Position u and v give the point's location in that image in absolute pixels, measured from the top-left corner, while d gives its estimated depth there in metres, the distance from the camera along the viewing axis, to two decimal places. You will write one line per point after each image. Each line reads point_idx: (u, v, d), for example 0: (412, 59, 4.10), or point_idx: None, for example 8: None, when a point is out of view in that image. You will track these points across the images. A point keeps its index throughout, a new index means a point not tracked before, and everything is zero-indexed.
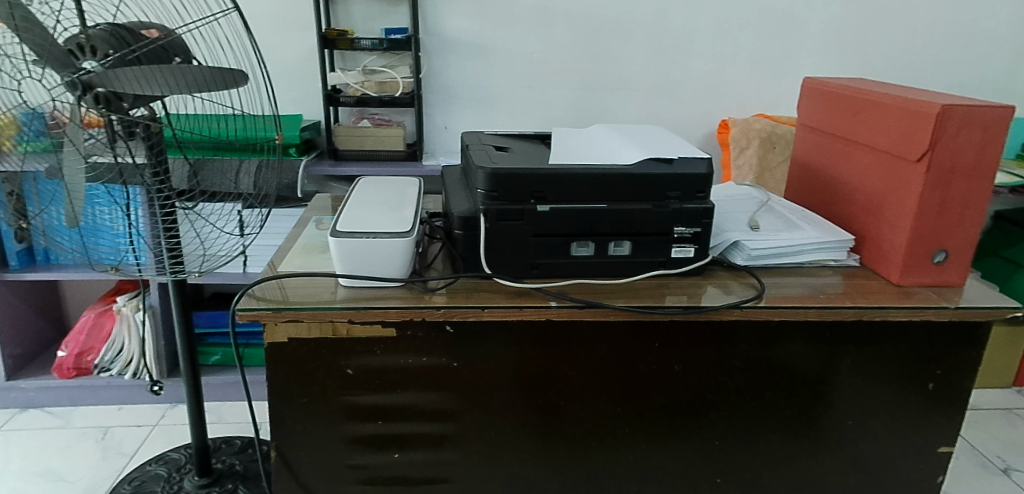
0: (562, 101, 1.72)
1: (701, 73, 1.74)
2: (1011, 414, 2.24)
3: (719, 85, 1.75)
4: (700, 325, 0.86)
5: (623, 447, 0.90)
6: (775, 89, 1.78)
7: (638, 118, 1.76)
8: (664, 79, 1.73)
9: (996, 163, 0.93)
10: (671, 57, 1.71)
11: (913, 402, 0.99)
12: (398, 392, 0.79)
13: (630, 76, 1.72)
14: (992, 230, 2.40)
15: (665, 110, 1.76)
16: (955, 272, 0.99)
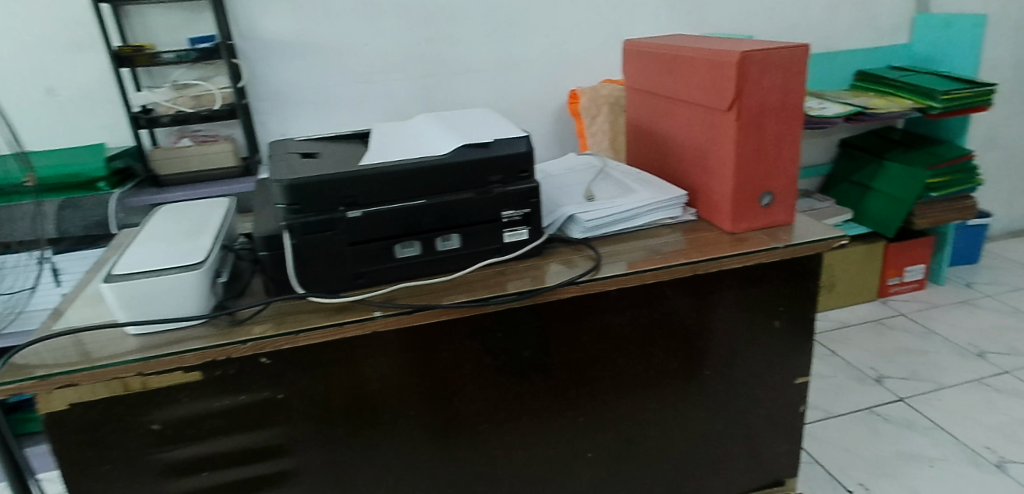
0: (403, 93, 1.67)
1: (543, 46, 1.73)
2: (878, 325, 2.43)
3: (562, 54, 1.75)
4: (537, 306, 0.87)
5: (487, 440, 0.92)
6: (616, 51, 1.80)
7: (485, 100, 1.73)
8: (506, 57, 1.71)
9: (801, 100, 0.98)
10: (509, 34, 1.69)
11: (767, 340, 1.04)
12: (249, 433, 0.80)
13: (470, 58, 1.68)
14: (839, 158, 2.57)
15: (511, 87, 1.74)
16: (783, 211, 1.05)
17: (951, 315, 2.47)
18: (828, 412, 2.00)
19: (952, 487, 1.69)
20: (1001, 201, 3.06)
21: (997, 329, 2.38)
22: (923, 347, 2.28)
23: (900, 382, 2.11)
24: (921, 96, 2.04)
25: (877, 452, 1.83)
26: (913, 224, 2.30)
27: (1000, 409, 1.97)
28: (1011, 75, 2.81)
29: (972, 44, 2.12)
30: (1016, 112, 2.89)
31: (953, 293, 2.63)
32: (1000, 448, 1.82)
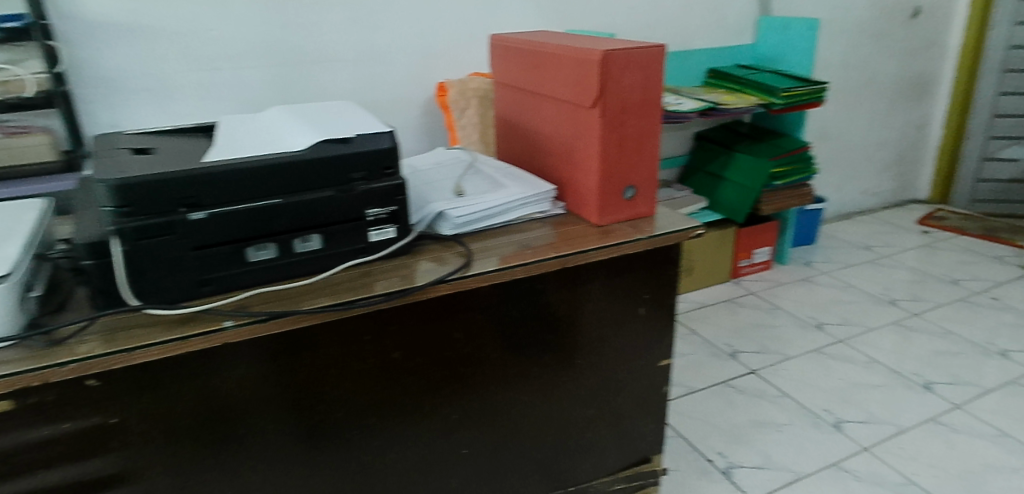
0: (255, 81, 1.57)
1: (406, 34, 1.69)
2: (733, 304, 2.63)
3: (429, 43, 1.73)
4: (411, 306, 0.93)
5: (359, 442, 0.98)
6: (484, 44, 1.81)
7: (349, 92, 1.67)
8: (371, 47, 1.65)
9: (659, 97, 1.08)
10: (373, 23, 1.64)
11: (634, 325, 1.17)
12: (74, 464, 0.82)
13: (332, 45, 1.61)
14: (694, 149, 2.74)
15: (377, 78, 1.69)
16: (644, 204, 1.17)
17: (793, 292, 2.73)
18: (690, 388, 2.14)
19: (797, 449, 1.88)
20: (832, 187, 3.41)
21: (831, 303, 2.66)
22: (771, 322, 2.51)
23: (752, 355, 2.31)
24: (765, 93, 2.26)
25: (734, 422, 1.99)
26: (760, 210, 2.50)
27: (835, 375, 2.21)
28: (838, 73, 3.13)
29: (808, 46, 2.36)
30: (843, 107, 3.22)
31: (794, 271, 2.91)
32: (835, 410, 2.05)
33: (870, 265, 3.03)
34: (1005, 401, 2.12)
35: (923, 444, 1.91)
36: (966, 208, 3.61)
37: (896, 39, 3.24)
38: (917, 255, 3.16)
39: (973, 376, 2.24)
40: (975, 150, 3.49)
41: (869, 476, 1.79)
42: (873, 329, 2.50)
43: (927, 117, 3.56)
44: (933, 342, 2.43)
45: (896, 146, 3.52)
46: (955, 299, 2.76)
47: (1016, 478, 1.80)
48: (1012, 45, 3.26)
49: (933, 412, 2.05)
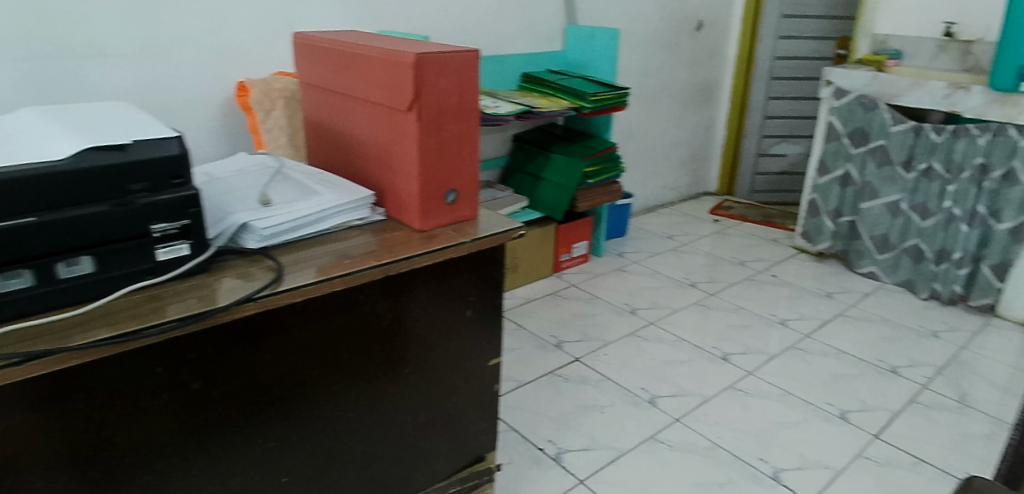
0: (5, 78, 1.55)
1: (195, 36, 1.78)
2: (555, 297, 2.76)
3: (213, 38, 1.81)
4: (216, 326, 0.98)
5: (164, 479, 1.01)
6: (269, 43, 1.93)
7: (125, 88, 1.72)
8: (147, 43, 1.71)
9: (473, 102, 1.22)
10: (150, 21, 1.70)
11: (456, 328, 1.31)
12: None
13: (101, 38, 1.65)
14: (513, 151, 2.84)
15: (157, 74, 1.75)
16: (467, 206, 1.30)
17: (609, 281, 2.94)
18: (519, 381, 2.20)
19: (619, 428, 2.02)
20: (637, 183, 3.72)
21: (642, 289, 2.90)
22: (590, 311, 2.67)
23: (575, 344, 2.43)
24: (574, 97, 2.43)
25: (561, 409, 2.08)
26: (576, 208, 2.65)
27: (648, 355, 2.41)
28: (639, 78, 3.42)
29: (610, 53, 2.57)
30: (644, 110, 3.52)
31: (609, 262, 3.12)
32: (651, 388, 2.23)
33: (673, 253, 3.35)
34: (785, 364, 2.45)
35: (723, 409, 2.15)
36: (748, 198, 4.13)
37: (684, 49, 3.61)
38: (710, 242, 3.55)
39: (759, 344, 2.57)
40: (752, 148, 4.00)
41: (680, 443, 1.98)
42: (678, 310, 2.76)
43: (713, 119, 4.02)
44: (727, 317, 2.75)
45: (689, 144, 3.93)
46: (742, 279, 3.14)
47: (796, 430, 2.09)
48: (777, 56, 3.78)
49: (730, 380, 2.32)
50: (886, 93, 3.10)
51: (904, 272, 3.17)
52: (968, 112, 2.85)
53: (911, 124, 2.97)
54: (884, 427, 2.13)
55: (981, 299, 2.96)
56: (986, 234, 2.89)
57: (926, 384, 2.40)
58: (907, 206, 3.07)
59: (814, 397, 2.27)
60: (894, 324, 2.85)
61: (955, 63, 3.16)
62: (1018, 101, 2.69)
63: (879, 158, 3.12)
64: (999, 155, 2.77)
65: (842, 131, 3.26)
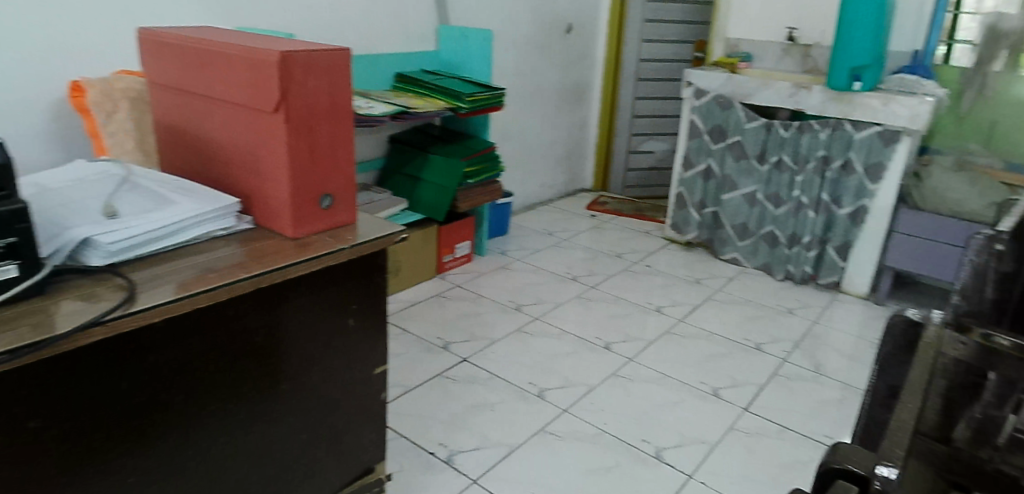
0: None
1: (12, 26, 1.60)
2: (440, 298, 2.74)
3: (41, 35, 1.65)
4: (59, 356, 0.89)
5: None
6: (108, 40, 1.79)
7: None
8: None
9: (344, 102, 1.18)
10: None
11: (337, 338, 1.27)
12: None
13: None
14: (390, 153, 2.78)
15: None
16: (344, 211, 1.27)
17: (494, 279, 2.96)
18: (406, 387, 2.16)
19: (510, 423, 2.04)
20: (516, 182, 3.78)
21: (526, 285, 2.95)
22: (476, 310, 2.68)
23: (462, 344, 2.43)
24: (450, 97, 2.42)
25: (451, 411, 2.07)
26: (457, 208, 2.65)
27: (535, 350, 2.45)
28: (513, 79, 3.47)
29: (484, 53, 2.59)
30: (519, 109, 3.58)
31: (492, 261, 3.15)
32: (539, 381, 2.27)
33: (554, 248, 3.44)
34: (662, 349, 2.59)
35: (608, 396, 2.24)
36: (621, 193, 4.32)
37: (556, 50, 3.71)
38: (588, 236, 3.68)
39: (638, 331, 2.70)
40: (623, 145, 4.18)
41: (569, 433, 2.03)
42: (562, 304, 2.84)
43: (585, 118, 4.17)
44: (607, 308, 2.86)
45: (564, 143, 4.04)
46: (619, 270, 3.29)
47: (675, 409, 2.21)
48: (642, 59, 3.98)
49: (613, 367, 2.41)
50: (740, 93, 3.35)
51: (762, 257, 3.46)
52: (810, 109, 3.15)
53: (762, 121, 3.24)
54: (752, 400, 2.31)
55: (828, 276, 3.29)
56: (829, 219, 3.22)
57: (785, 357, 2.63)
58: (762, 196, 3.35)
59: (689, 377, 2.41)
60: (755, 305, 3.09)
61: (797, 65, 3.48)
62: (851, 99, 3.01)
63: (737, 153, 3.37)
64: (838, 147, 3.09)
65: (703, 129, 3.49)
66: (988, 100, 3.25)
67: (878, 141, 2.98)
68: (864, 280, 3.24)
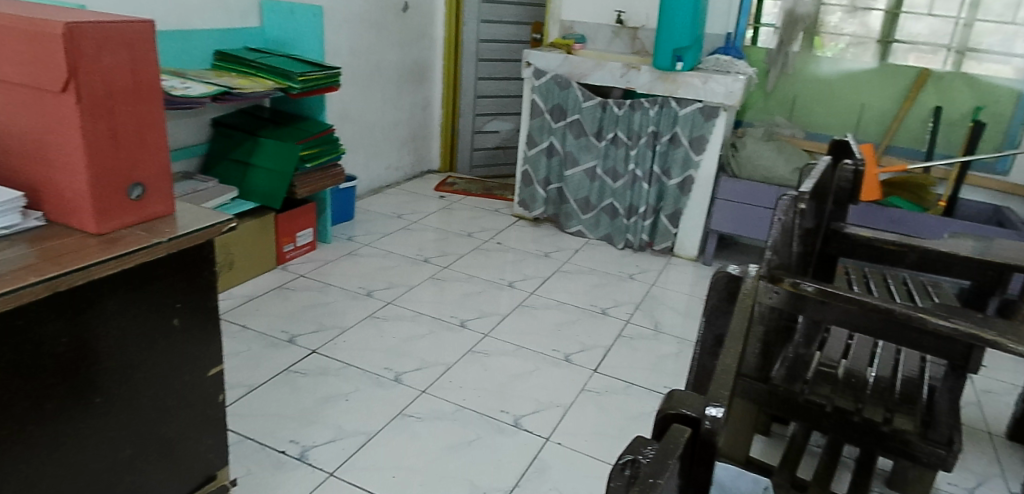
0: None
1: None
2: (284, 291, 2.60)
3: None
4: None
5: None
6: None
7: None
8: None
9: (151, 80, 1.07)
10: None
11: (160, 340, 1.16)
12: None
13: None
14: (214, 138, 2.58)
15: None
16: (159, 202, 1.16)
17: (341, 267, 2.86)
18: (249, 386, 2.03)
19: (365, 412, 1.99)
20: (360, 165, 3.67)
21: (376, 271, 2.88)
22: (323, 300, 2.57)
23: (310, 336, 2.33)
24: (279, 77, 2.29)
25: (302, 406, 1.98)
26: (296, 194, 2.53)
27: (388, 334, 2.41)
28: (348, 59, 3.35)
29: (315, 31, 2.48)
30: (358, 90, 3.47)
31: (339, 248, 3.04)
32: (394, 366, 2.24)
33: (404, 231, 3.39)
34: (515, 322, 2.66)
35: (465, 373, 2.26)
36: (469, 173, 4.34)
37: (393, 29, 3.63)
38: (438, 217, 3.67)
39: (492, 307, 2.75)
40: (468, 125, 4.20)
41: (428, 413, 2.02)
42: (414, 286, 2.81)
43: (428, 99, 4.13)
44: (460, 286, 2.88)
45: (408, 124, 3.98)
46: (470, 249, 3.32)
47: (530, 378, 2.29)
48: (481, 39, 4.00)
49: (469, 344, 2.44)
50: (575, 73, 3.49)
51: (604, 228, 3.65)
52: (640, 88, 3.36)
53: (598, 100, 3.41)
54: (600, 362, 2.45)
55: (662, 243, 3.55)
56: (661, 189, 3.46)
57: (628, 319, 2.81)
58: (602, 171, 3.53)
59: (543, 346, 2.50)
60: (599, 273, 3.27)
61: (626, 47, 3.70)
62: (675, 78, 3.26)
63: (576, 130, 3.52)
64: (665, 122, 3.33)
65: (544, 108, 3.60)
66: (788, 76, 3.67)
67: (699, 117, 3.26)
68: (693, 243, 3.55)
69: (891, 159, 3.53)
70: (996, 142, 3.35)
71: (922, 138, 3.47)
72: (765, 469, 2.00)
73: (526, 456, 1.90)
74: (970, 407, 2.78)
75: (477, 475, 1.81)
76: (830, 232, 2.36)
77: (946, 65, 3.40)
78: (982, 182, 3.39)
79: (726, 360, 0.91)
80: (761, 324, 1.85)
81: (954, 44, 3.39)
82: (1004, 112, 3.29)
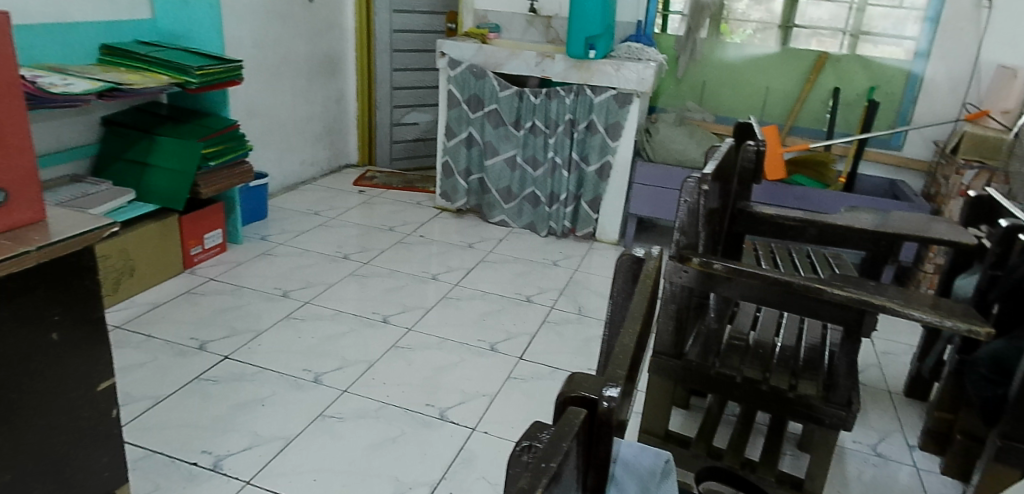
0: None
1: None
2: (193, 296, 2.49)
3: None
4: None
5: None
6: None
7: None
8: None
9: (7, 78, 1.03)
10: None
11: (40, 356, 1.12)
12: None
13: None
14: (105, 137, 2.43)
15: None
16: (25, 209, 1.12)
17: (255, 268, 2.76)
18: (157, 398, 1.94)
19: (283, 416, 1.94)
20: (271, 162, 3.55)
21: (293, 270, 2.80)
22: (236, 303, 2.48)
23: (222, 341, 2.24)
24: (176, 71, 2.18)
25: (215, 414, 1.91)
26: (200, 194, 2.41)
27: (306, 335, 2.35)
28: (252, 51, 3.23)
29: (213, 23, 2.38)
30: (264, 83, 3.35)
31: (251, 249, 2.93)
32: (313, 366, 2.18)
33: (322, 228, 3.30)
34: (439, 314, 2.64)
35: (388, 369, 2.23)
36: (389, 166, 4.28)
37: (299, 20, 3.52)
38: (357, 212, 3.59)
39: (415, 301, 2.72)
40: (385, 118, 4.13)
41: (350, 413, 1.99)
42: (334, 284, 2.75)
43: (342, 91, 4.03)
44: (383, 282, 2.84)
45: (322, 118, 3.88)
46: (392, 243, 3.27)
47: (456, 370, 2.28)
48: (394, 29, 3.92)
49: (393, 340, 2.41)
50: (490, 63, 3.48)
51: (526, 216, 3.68)
52: (556, 76, 3.39)
53: (514, 90, 3.42)
54: (525, 349, 2.47)
55: (584, 228, 3.61)
56: (580, 176, 3.52)
57: (552, 305, 2.85)
58: (521, 160, 3.55)
59: (468, 337, 2.50)
60: (523, 261, 3.30)
61: (541, 35, 3.72)
62: (589, 66, 3.31)
63: (494, 120, 3.52)
64: (582, 110, 3.37)
65: (460, 98, 3.57)
66: (697, 62, 3.79)
67: (614, 104, 3.32)
68: (613, 228, 3.62)
69: (795, 138, 3.73)
70: (889, 119, 3.60)
71: (823, 117, 3.68)
72: (684, 442, 2.08)
73: (451, 448, 1.90)
74: (871, 369, 2.98)
75: (402, 470, 1.79)
76: (736, 211, 2.47)
77: (842, 49, 3.57)
78: (877, 157, 3.63)
79: (626, 339, 0.93)
80: (672, 302, 1.94)
81: (849, 27, 3.54)
82: (896, 92, 3.53)
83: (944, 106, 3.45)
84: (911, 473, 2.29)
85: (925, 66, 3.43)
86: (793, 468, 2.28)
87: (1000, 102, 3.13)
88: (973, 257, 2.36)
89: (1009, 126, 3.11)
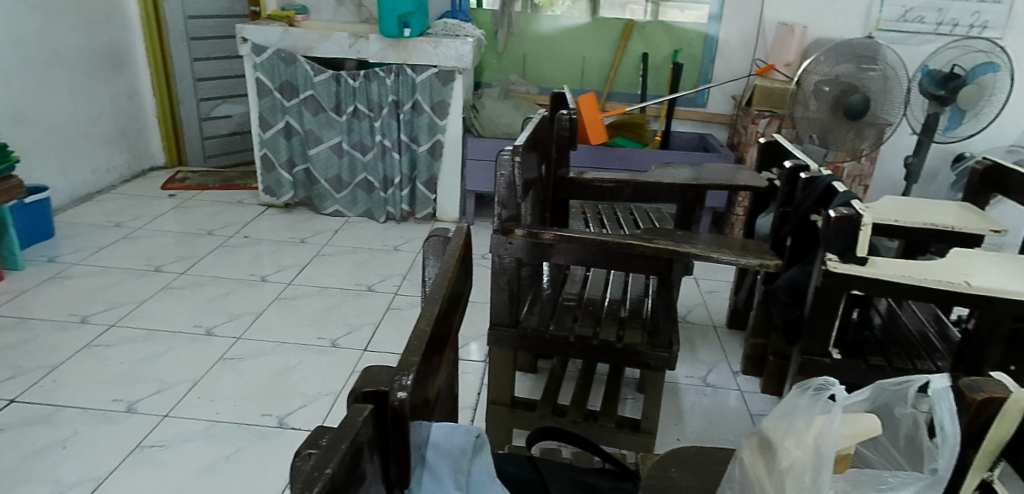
0: None
1: None
2: None
3: None
4: None
5: None
6: None
7: None
8: None
9: None
10: None
11: None
12: None
13: None
14: None
15: None
16: None
17: (44, 296, 2.45)
18: None
19: (91, 454, 1.74)
20: (53, 172, 3.15)
21: (92, 292, 2.52)
22: (22, 339, 2.20)
23: (4, 385, 1.98)
24: None
25: (3, 467, 1.68)
26: None
27: (114, 362, 2.13)
28: (8, 49, 2.85)
29: None
30: (30, 84, 2.96)
31: (37, 274, 2.60)
32: (125, 395, 1.98)
33: (127, 241, 2.99)
34: (271, 317, 2.49)
35: (217, 384, 2.07)
36: (203, 165, 3.96)
37: (66, 10, 3.13)
38: (170, 218, 3.29)
39: (243, 307, 2.54)
40: (191, 112, 3.80)
41: (174, 439, 1.83)
42: (145, 301, 2.50)
43: (135, 86, 3.64)
44: (204, 291, 2.63)
45: (113, 119, 3.49)
46: (214, 248, 3.03)
47: (295, 373, 2.17)
48: (188, 15, 3.60)
49: (219, 352, 2.24)
50: (300, 46, 3.31)
51: (362, 204, 3.57)
52: (372, 57, 3.29)
53: (330, 73, 3.27)
54: (368, 340, 2.40)
55: (423, 209, 3.57)
56: (412, 158, 3.46)
57: (396, 291, 2.80)
58: (348, 146, 3.42)
59: (306, 336, 2.39)
60: (361, 250, 3.20)
61: (353, 15, 3.64)
62: (406, 45, 3.24)
63: (313, 107, 3.35)
64: (404, 91, 3.30)
65: (271, 86, 3.36)
66: (515, 36, 3.87)
67: (437, 82, 3.28)
68: (452, 206, 3.61)
69: (613, 103, 3.94)
70: (693, 78, 3.90)
71: (635, 81, 3.92)
72: (530, 406, 2.13)
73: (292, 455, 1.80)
74: (698, 309, 3.26)
75: (238, 489, 1.68)
76: (558, 179, 2.56)
77: (647, 16, 3.78)
78: (686, 115, 3.94)
79: (423, 321, 0.93)
80: (502, 275, 1.98)
81: None
82: (696, 53, 3.82)
83: (738, 63, 3.79)
84: (737, 397, 2.54)
85: (718, 28, 3.73)
86: (634, 411, 2.44)
87: (783, 56, 3.51)
88: (768, 198, 2.63)
89: (791, 77, 3.50)
